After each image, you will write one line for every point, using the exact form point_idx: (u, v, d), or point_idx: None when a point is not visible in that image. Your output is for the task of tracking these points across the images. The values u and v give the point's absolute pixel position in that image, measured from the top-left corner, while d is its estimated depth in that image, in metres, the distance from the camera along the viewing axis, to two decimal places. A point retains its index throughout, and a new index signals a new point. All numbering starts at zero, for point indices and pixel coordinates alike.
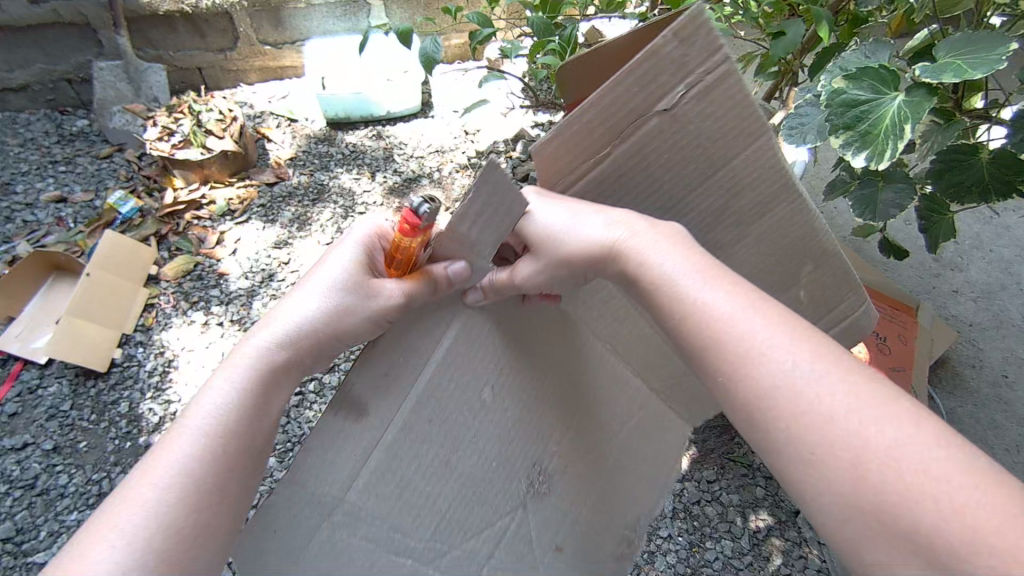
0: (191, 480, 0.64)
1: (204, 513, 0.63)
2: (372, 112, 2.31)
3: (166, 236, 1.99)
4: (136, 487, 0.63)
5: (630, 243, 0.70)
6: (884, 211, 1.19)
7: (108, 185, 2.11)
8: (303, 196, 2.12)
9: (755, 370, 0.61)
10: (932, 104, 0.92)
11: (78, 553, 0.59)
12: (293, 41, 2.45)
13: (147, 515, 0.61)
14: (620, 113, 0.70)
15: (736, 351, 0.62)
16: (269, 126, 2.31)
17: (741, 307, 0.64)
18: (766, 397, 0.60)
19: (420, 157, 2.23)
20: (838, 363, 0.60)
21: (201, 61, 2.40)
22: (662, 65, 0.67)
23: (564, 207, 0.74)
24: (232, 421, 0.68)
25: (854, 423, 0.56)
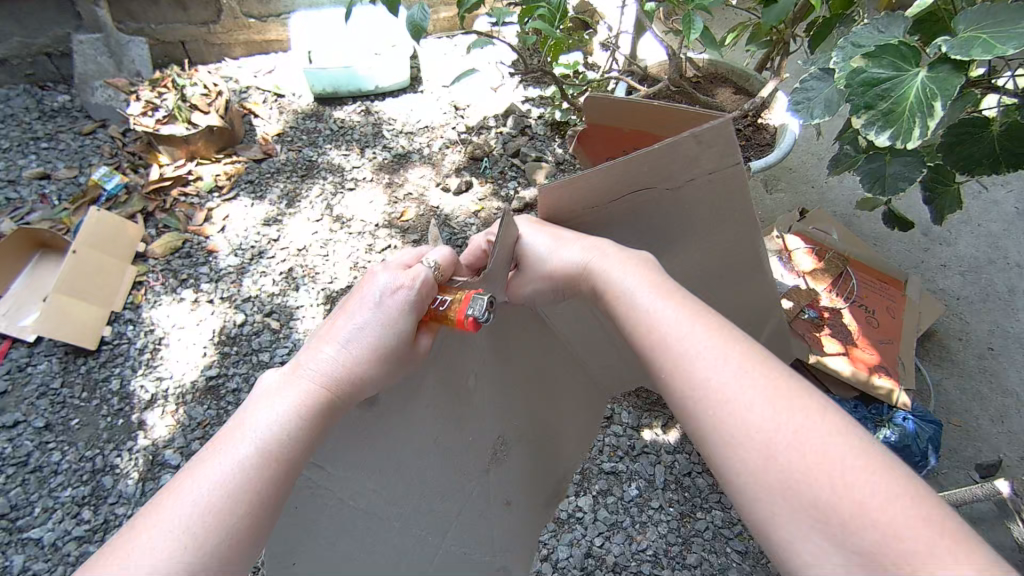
0: (248, 503, 0.54)
1: (251, 543, 0.54)
2: (362, 87, 2.28)
3: (153, 214, 1.96)
4: (184, 499, 0.52)
5: (601, 266, 0.69)
6: (893, 185, 1.19)
7: (92, 161, 2.07)
8: (292, 173, 2.09)
9: (690, 375, 0.58)
10: (957, 80, 0.91)
11: (111, 562, 0.49)
12: (279, 14, 2.40)
13: (192, 513, 0.51)
14: (625, 182, 0.69)
15: (675, 354, 0.60)
16: (256, 101, 2.27)
17: (685, 318, 0.62)
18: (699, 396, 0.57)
19: (410, 132, 2.20)
20: (767, 366, 0.57)
21: (184, 34, 2.34)
22: (677, 155, 0.66)
23: (549, 236, 0.74)
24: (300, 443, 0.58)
25: (789, 430, 0.53)
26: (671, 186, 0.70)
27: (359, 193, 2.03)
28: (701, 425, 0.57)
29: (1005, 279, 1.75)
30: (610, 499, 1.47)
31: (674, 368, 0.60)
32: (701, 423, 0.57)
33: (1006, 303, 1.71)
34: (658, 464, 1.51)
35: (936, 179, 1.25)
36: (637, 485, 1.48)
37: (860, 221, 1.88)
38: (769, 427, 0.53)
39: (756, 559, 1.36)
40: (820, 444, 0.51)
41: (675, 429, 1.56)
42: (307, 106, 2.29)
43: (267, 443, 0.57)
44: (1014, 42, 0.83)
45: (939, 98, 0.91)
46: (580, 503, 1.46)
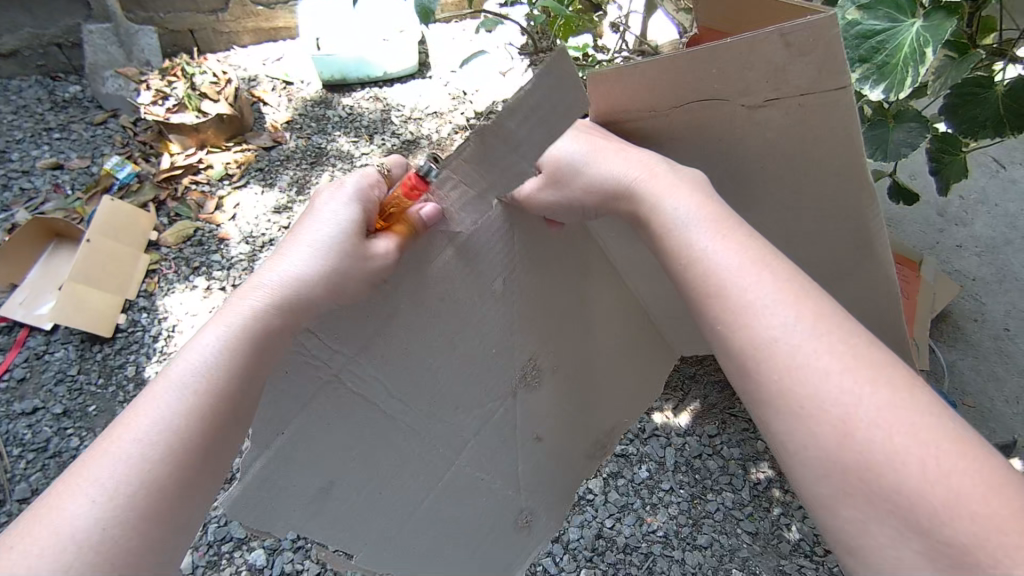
0: (177, 438, 0.58)
1: (187, 477, 0.58)
2: (370, 73, 2.27)
3: (165, 202, 1.98)
4: (118, 440, 0.57)
5: (647, 184, 0.65)
6: (895, 150, 1.16)
7: (104, 151, 2.09)
8: (301, 160, 2.09)
9: (754, 330, 0.56)
10: (952, 27, 0.90)
11: (55, 501, 0.55)
12: (286, 0, 2.39)
13: (129, 459, 0.56)
14: (684, 86, 0.62)
15: (736, 308, 0.57)
16: (264, 89, 2.27)
17: (748, 260, 0.58)
18: (763, 357, 0.55)
19: (418, 118, 2.20)
20: (843, 329, 0.55)
21: (192, 22, 2.34)
22: (754, 61, 0.58)
23: (589, 144, 0.69)
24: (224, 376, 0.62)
25: (855, 388, 0.51)
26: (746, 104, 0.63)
27: None
28: (765, 391, 0.55)
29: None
30: (620, 481, 1.47)
31: (735, 323, 0.57)
32: (767, 392, 0.55)
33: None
34: (668, 447, 1.51)
35: (942, 149, 1.23)
36: (647, 467, 1.49)
37: (875, 202, 1.85)
38: (848, 400, 0.51)
39: (766, 540, 1.36)
40: (882, 406, 0.50)
41: (685, 411, 1.56)
42: (316, 93, 2.29)
43: (200, 383, 0.60)
44: None
45: (932, 47, 0.89)
46: (590, 485, 1.47)
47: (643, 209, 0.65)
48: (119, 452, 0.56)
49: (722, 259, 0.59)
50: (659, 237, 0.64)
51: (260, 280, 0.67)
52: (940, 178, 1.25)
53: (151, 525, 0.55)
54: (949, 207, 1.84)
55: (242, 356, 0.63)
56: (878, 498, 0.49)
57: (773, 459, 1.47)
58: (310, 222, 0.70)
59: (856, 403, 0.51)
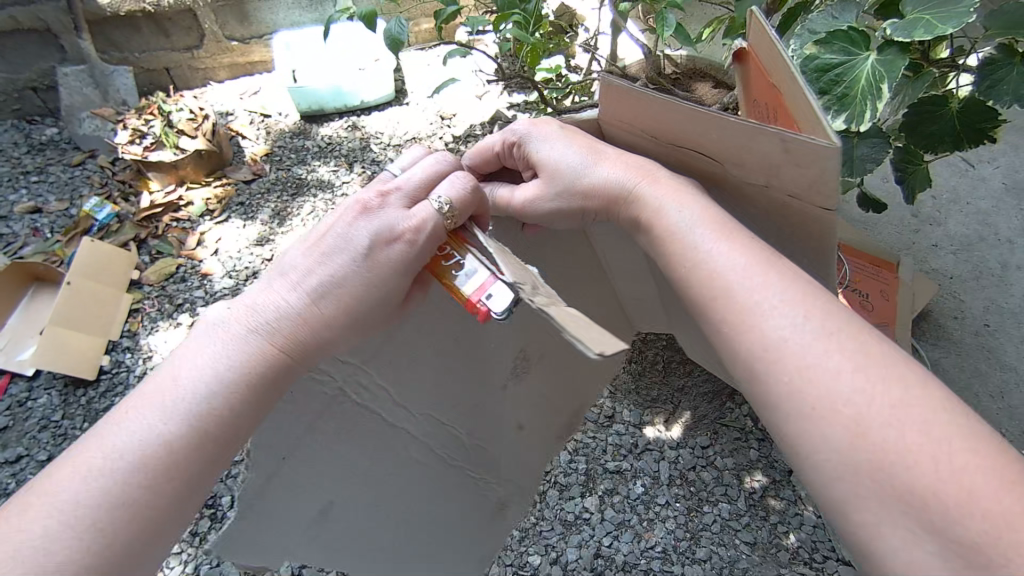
0: (160, 453, 0.57)
1: (165, 495, 0.57)
2: (347, 102, 2.29)
3: (146, 240, 1.97)
4: (106, 441, 0.57)
5: (647, 189, 0.67)
6: (860, 167, 1.19)
7: (82, 192, 2.08)
8: (282, 191, 2.10)
9: (758, 329, 0.55)
10: (905, 60, 0.93)
11: (39, 489, 0.55)
12: (261, 35, 2.42)
13: (107, 464, 0.56)
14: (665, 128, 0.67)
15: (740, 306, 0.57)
16: (242, 123, 2.28)
17: (752, 261, 0.59)
18: (771, 355, 0.54)
19: (396, 144, 2.21)
20: (856, 335, 0.54)
21: (167, 61, 2.36)
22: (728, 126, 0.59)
23: (583, 149, 0.72)
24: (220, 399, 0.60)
25: (872, 396, 0.50)
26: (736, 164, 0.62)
27: None
28: (774, 395, 0.54)
29: (997, 255, 1.76)
30: (616, 498, 1.47)
31: (738, 324, 0.57)
32: (774, 395, 0.54)
33: (999, 279, 1.71)
34: (661, 460, 1.51)
35: (907, 159, 1.25)
36: (641, 483, 1.48)
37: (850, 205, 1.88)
38: (858, 399, 0.50)
39: (765, 550, 1.37)
40: (894, 406, 0.49)
41: (677, 424, 1.55)
42: (294, 124, 2.31)
43: (206, 392, 0.60)
44: (957, 22, 0.85)
45: (886, 81, 0.92)
46: (586, 504, 1.46)
47: (640, 209, 0.67)
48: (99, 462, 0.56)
49: (725, 259, 0.59)
50: (660, 237, 0.65)
51: (267, 293, 0.66)
52: (907, 186, 1.27)
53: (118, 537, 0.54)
54: (922, 206, 1.88)
55: (249, 376, 0.62)
56: (866, 500, 0.49)
57: (766, 467, 1.46)
58: (334, 235, 0.68)
59: (867, 404, 0.50)
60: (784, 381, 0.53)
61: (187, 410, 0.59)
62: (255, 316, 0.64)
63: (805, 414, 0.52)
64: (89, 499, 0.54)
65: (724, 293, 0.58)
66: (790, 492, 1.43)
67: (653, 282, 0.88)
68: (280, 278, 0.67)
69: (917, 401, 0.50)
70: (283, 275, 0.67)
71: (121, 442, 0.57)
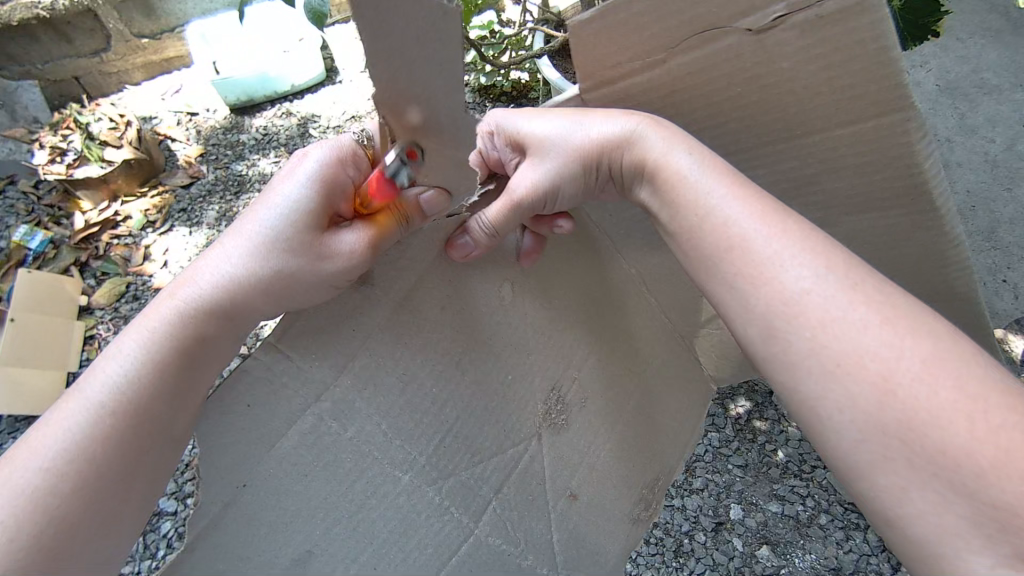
0: (88, 437, 0.62)
1: (100, 475, 0.62)
2: (277, 88, 2.18)
3: (88, 263, 1.87)
4: (47, 427, 0.63)
5: (643, 131, 0.72)
6: None
7: (8, 221, 1.94)
8: (224, 191, 2.01)
9: (773, 281, 0.61)
10: None
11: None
12: (172, 28, 2.27)
13: (47, 449, 0.62)
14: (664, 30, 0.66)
15: (751, 260, 0.63)
16: (169, 125, 2.16)
17: (761, 215, 0.64)
18: (788, 305, 0.59)
19: (337, 125, 2.14)
20: (872, 284, 0.59)
21: (76, 68, 2.20)
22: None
23: (573, 115, 0.77)
24: (141, 381, 0.65)
25: (880, 336, 0.56)
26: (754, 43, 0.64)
27: None
28: (796, 350, 0.59)
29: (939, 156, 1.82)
30: None
31: (752, 274, 0.62)
32: (797, 353, 0.59)
33: None
34: None
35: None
36: None
37: None
38: (887, 356, 0.55)
39: (757, 469, 1.43)
40: (925, 363, 0.54)
41: None
42: (224, 119, 2.19)
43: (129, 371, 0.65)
44: None
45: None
46: None
47: (643, 156, 0.72)
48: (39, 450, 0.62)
49: (732, 221, 0.65)
50: (669, 183, 0.70)
51: (194, 277, 0.70)
52: None
53: (62, 519, 0.60)
54: None
55: (171, 355, 0.67)
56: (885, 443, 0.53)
57: (748, 392, 1.52)
58: (256, 213, 0.73)
59: (894, 350, 0.55)
60: (798, 326, 0.59)
61: (117, 400, 0.64)
62: (180, 301, 0.69)
63: (827, 373, 0.57)
64: (36, 486, 0.60)
65: (741, 248, 0.64)
66: (773, 412, 1.49)
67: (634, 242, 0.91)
68: (206, 260, 0.72)
69: (945, 352, 0.55)
70: (212, 257, 0.72)
71: (60, 429, 0.63)
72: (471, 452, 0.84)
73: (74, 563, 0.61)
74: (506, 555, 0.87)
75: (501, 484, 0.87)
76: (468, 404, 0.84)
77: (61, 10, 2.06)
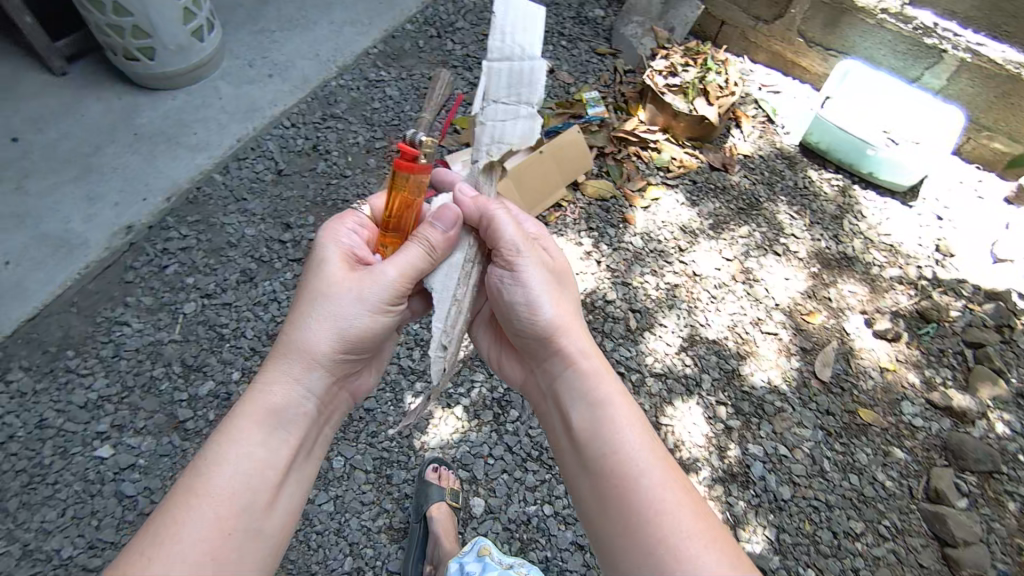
0: (248, 453, 0.79)
1: (267, 474, 0.79)
2: (857, 164, 2.09)
3: (605, 155, 2.06)
4: (215, 455, 0.77)
5: (629, 477, 0.81)
6: None
7: (587, 80, 2.25)
8: (734, 200, 2.03)
9: (623, 442, 0.84)
10: None
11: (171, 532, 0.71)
12: (826, 48, 2.24)
13: (238, 463, 0.77)
14: (612, 496, 0.81)
15: (599, 373, 0.92)
16: (747, 114, 2.23)
17: None
18: (685, 563, 0.74)
19: (871, 240, 1.98)
20: None
21: (730, 18, 2.36)
22: (614, 493, 0.82)
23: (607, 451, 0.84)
24: (288, 406, 0.85)
25: None
26: (629, 498, 0.80)
27: (776, 266, 1.91)
28: None
29: None
30: None
31: (632, 513, 0.79)
32: None
33: None
34: None
35: None
36: None
37: None
38: None
39: None
40: None
41: None
42: (787, 148, 2.19)
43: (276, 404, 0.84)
44: None
45: None
46: None
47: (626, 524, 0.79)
48: (225, 450, 0.78)
49: (665, 488, 0.79)
50: (625, 541, 0.78)
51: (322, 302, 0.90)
52: None
53: (224, 530, 0.73)
54: None
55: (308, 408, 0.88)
56: None
57: None
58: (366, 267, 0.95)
59: None
60: (649, 552, 0.76)
61: (267, 421, 0.83)
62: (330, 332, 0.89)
63: None
64: (226, 484, 0.76)
65: (586, 462, 0.86)
66: None
67: (609, 515, 0.81)
68: (321, 332, 0.88)
69: None
70: (329, 308, 0.89)
71: (218, 466, 0.77)
72: (612, 477, 0.83)
73: (250, 523, 0.76)
74: (625, 511, 0.80)
75: (609, 508, 0.81)
76: (600, 479, 0.84)
77: None
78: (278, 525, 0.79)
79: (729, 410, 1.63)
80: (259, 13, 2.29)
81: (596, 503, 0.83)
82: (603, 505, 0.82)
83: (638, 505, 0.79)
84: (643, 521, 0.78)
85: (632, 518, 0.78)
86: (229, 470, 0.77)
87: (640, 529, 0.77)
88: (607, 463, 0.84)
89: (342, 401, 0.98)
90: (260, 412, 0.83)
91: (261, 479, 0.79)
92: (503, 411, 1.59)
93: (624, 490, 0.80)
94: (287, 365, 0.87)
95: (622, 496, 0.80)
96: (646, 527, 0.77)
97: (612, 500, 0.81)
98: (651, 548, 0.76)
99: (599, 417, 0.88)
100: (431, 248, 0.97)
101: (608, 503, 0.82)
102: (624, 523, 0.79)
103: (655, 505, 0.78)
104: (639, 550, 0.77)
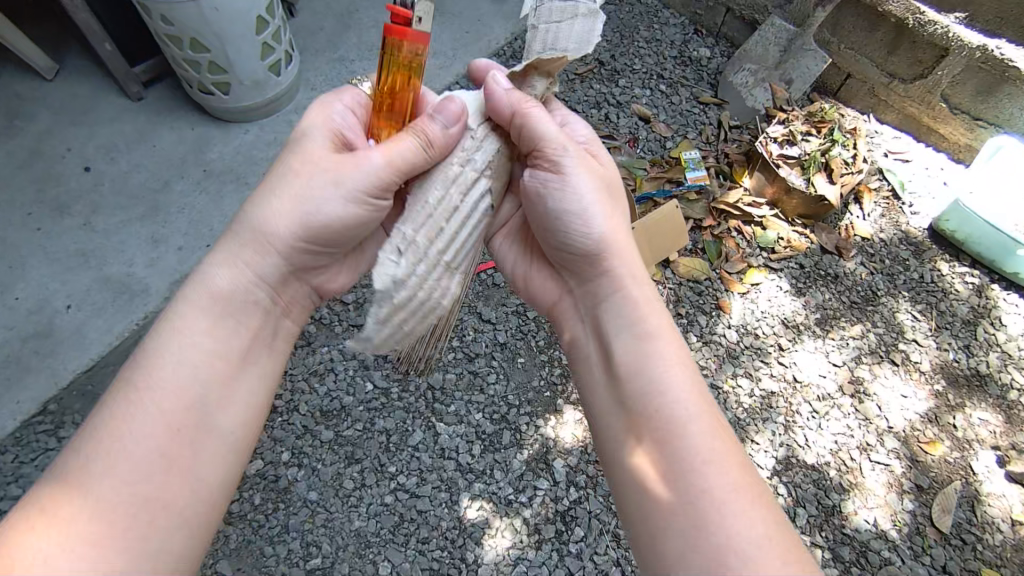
0: (194, 347, 0.80)
1: (215, 367, 0.81)
2: (999, 261, 1.81)
3: (702, 228, 1.84)
4: (153, 348, 0.79)
5: (680, 419, 0.76)
6: None
7: (687, 133, 2.02)
8: (849, 294, 1.78)
9: (670, 382, 0.79)
10: None
11: (111, 428, 0.73)
12: (978, 120, 1.93)
13: (182, 353, 0.79)
14: (654, 432, 0.76)
15: (656, 326, 0.85)
16: (870, 187, 1.96)
17: None
18: (726, 518, 0.69)
19: (1010, 356, 1.71)
20: None
21: (858, 71, 2.06)
22: (658, 429, 0.76)
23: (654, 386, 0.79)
24: (228, 281, 0.85)
25: None
26: (678, 441, 0.74)
27: (892, 379, 1.66)
28: None
29: None
30: None
31: (675, 449, 0.74)
32: None
33: None
34: None
35: None
36: None
37: None
38: None
39: None
40: None
41: None
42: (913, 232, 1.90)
43: (210, 287, 0.84)
44: None
45: None
46: None
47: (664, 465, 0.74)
48: (170, 346, 0.79)
49: (712, 436, 0.74)
50: (664, 481, 0.73)
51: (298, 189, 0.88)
52: None
53: (172, 425, 0.75)
54: None
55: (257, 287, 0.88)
56: None
57: None
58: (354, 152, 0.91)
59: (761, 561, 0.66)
60: (688, 504, 0.70)
61: (205, 302, 0.84)
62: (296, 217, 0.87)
63: None
64: (174, 379, 0.77)
65: (629, 396, 0.81)
66: None
67: (648, 455, 0.76)
68: (278, 216, 0.87)
69: None
70: (296, 188, 0.88)
71: (159, 360, 0.78)
72: (662, 420, 0.77)
73: (198, 424, 0.78)
74: (668, 452, 0.74)
75: (650, 446, 0.76)
76: (641, 414, 0.79)
77: (936, 32, 1.84)
78: (229, 420, 0.81)
79: (826, 556, 1.43)
80: (338, 38, 2.16)
81: (634, 444, 0.78)
82: (643, 442, 0.77)
83: (686, 448, 0.74)
84: (687, 465, 0.72)
85: (675, 464, 0.73)
86: (173, 359, 0.78)
87: (678, 466, 0.73)
88: (653, 398, 0.78)
89: (302, 293, 0.97)
90: (206, 298, 0.83)
91: (207, 369, 0.80)
92: (567, 529, 1.45)
93: (671, 429, 0.75)
94: (231, 246, 0.87)
95: (669, 434, 0.75)
96: (691, 473, 0.72)
97: (653, 436, 0.76)
98: (694, 489, 0.71)
99: (653, 356, 0.82)
100: (429, 144, 0.91)
101: (650, 439, 0.76)
102: (665, 467, 0.74)
103: (704, 454, 0.73)
104: (673, 498, 0.72)
